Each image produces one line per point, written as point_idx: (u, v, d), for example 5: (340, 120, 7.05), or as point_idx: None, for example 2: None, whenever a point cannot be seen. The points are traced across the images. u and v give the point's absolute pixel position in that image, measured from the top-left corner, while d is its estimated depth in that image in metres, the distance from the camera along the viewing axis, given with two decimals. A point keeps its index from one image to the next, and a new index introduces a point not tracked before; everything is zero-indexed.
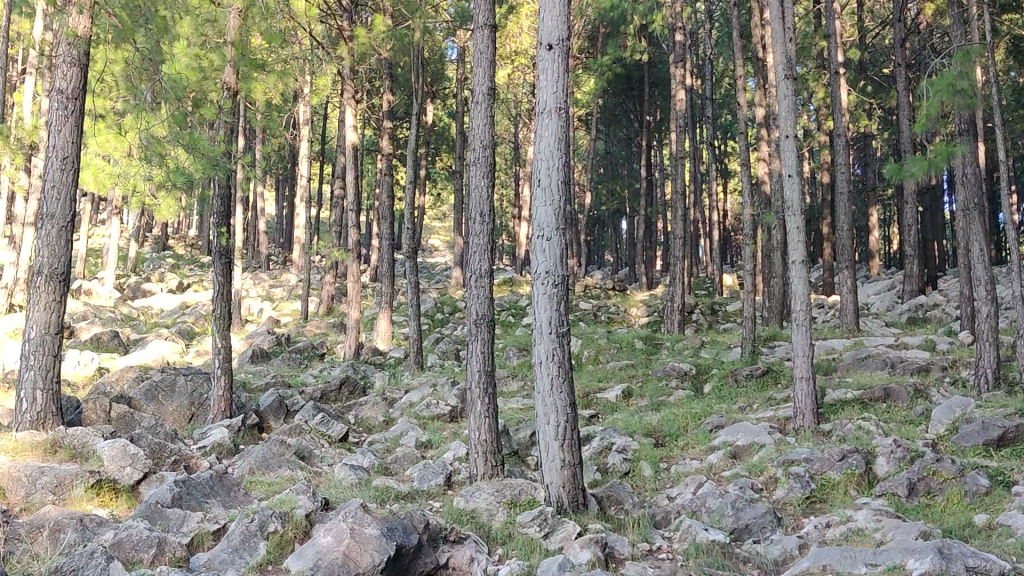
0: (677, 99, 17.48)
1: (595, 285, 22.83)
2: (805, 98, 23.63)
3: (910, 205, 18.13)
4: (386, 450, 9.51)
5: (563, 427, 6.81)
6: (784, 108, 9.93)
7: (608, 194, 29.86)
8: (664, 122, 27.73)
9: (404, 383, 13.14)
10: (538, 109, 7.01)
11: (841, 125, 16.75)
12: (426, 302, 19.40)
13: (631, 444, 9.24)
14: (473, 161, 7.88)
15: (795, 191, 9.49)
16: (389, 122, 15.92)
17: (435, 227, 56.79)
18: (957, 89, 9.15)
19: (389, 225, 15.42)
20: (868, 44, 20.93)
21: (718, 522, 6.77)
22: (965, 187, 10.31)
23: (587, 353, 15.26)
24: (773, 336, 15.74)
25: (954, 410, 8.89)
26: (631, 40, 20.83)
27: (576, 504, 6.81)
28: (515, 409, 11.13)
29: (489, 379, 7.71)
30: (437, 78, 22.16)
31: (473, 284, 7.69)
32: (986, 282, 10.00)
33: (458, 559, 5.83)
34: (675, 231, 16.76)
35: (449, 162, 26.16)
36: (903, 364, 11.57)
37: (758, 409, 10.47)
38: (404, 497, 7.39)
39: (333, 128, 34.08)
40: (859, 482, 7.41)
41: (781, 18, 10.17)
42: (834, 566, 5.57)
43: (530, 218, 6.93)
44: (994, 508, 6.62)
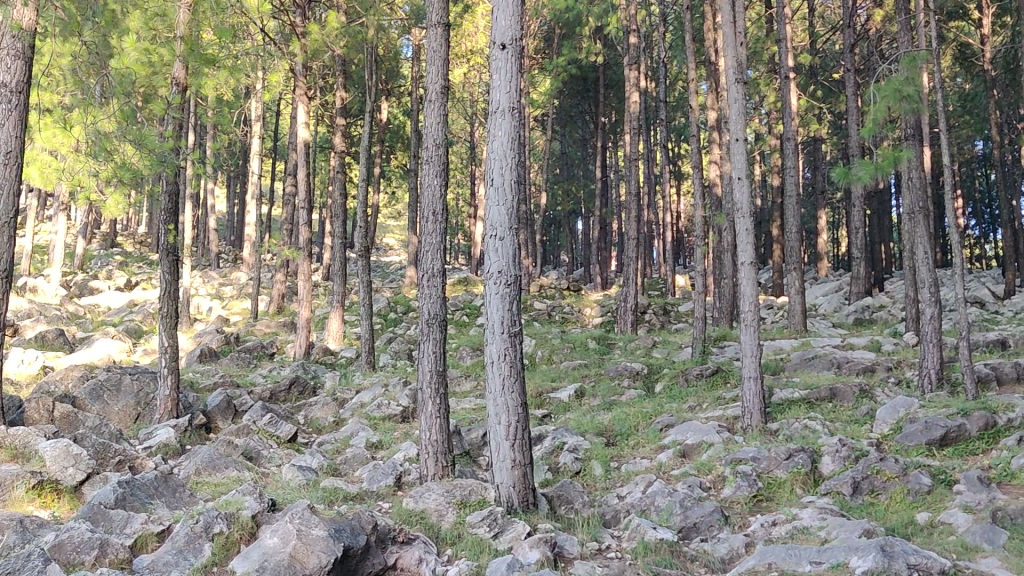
0: (631, 100, 17.56)
1: (550, 285, 22.91)
2: (756, 102, 23.88)
3: (858, 207, 18.39)
4: (335, 451, 9.43)
5: (515, 427, 6.81)
6: (736, 112, 10.02)
7: (563, 195, 29.95)
8: (619, 123, 27.88)
9: (355, 383, 13.05)
10: (491, 108, 7.00)
11: (792, 130, 16.91)
12: (379, 301, 19.29)
13: (582, 444, 9.25)
14: (425, 158, 7.80)
15: (745, 192, 9.56)
16: (342, 118, 15.68)
17: (390, 227, 56.43)
18: (903, 95, 9.33)
19: (341, 223, 15.21)
20: (819, 49, 21.22)
21: (667, 520, 6.82)
22: (910, 191, 10.47)
23: (540, 353, 15.28)
24: (723, 335, 15.92)
25: (897, 410, 9.07)
26: (586, 43, 20.92)
27: (526, 504, 6.82)
28: (467, 410, 11.09)
29: (441, 379, 7.66)
30: (391, 76, 22.04)
31: (425, 284, 7.65)
32: (930, 284, 10.16)
33: (406, 559, 5.79)
34: (629, 232, 16.82)
35: (404, 161, 25.98)
36: (849, 364, 11.77)
37: (707, 408, 10.58)
38: (353, 498, 7.33)
39: (286, 126, 33.74)
40: (805, 481, 7.51)
41: (732, 21, 10.26)
42: (779, 564, 5.63)
43: (484, 218, 6.91)
44: (936, 507, 6.74)
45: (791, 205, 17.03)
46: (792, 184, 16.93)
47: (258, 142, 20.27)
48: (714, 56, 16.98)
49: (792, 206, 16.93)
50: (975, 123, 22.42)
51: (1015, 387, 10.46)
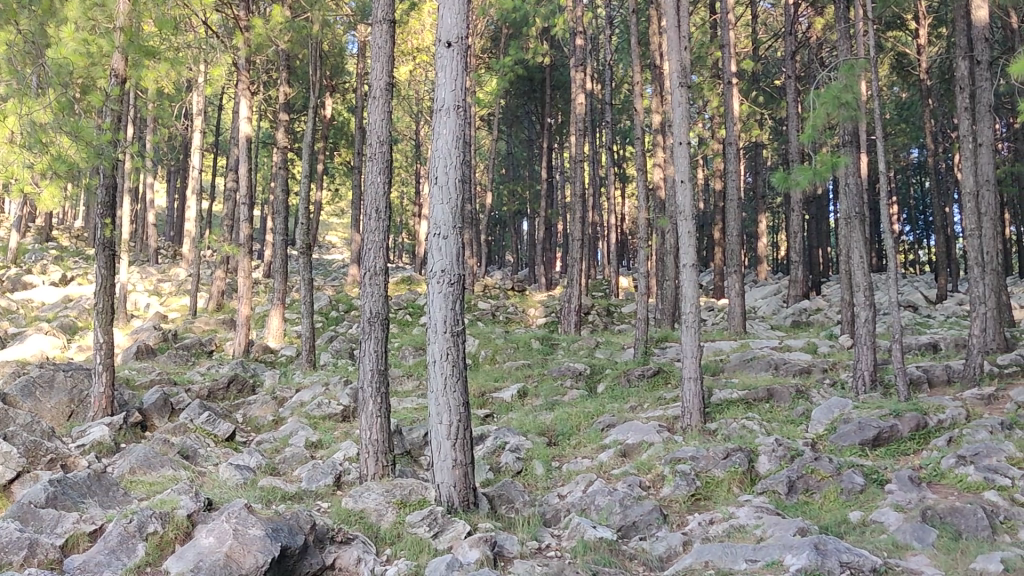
0: (577, 102, 17.60)
1: (494, 285, 22.91)
2: (700, 107, 24.14)
3: (797, 211, 18.70)
4: (274, 450, 9.31)
5: (456, 426, 6.80)
6: (679, 115, 10.12)
7: (508, 194, 29.97)
8: (565, 125, 27.98)
9: (295, 382, 12.91)
10: (437, 106, 6.97)
11: (734, 135, 17.12)
12: (321, 300, 19.09)
13: (524, 443, 9.26)
14: (369, 156, 7.74)
15: (687, 195, 9.68)
16: (285, 114, 15.47)
17: (333, 224, 55.94)
18: (841, 102, 9.52)
19: (282, 219, 15.00)
20: (761, 55, 21.52)
21: (607, 519, 6.88)
22: (847, 196, 10.69)
23: (484, 353, 15.27)
24: (665, 337, 16.07)
25: (832, 410, 9.25)
26: (533, 43, 20.97)
27: (466, 503, 6.82)
28: (409, 410, 11.05)
29: (383, 378, 7.62)
30: (336, 72, 21.83)
31: (367, 281, 7.61)
32: (865, 287, 10.37)
33: (344, 559, 5.74)
34: (573, 233, 16.89)
35: (348, 159, 25.74)
36: (786, 365, 11.98)
37: (648, 408, 10.68)
38: (291, 498, 7.26)
39: (228, 121, 33.24)
40: (742, 480, 7.63)
41: (676, 25, 10.37)
42: (715, 563, 5.70)
43: (427, 216, 6.89)
44: (868, 505, 6.88)
45: (732, 209, 17.26)
46: (733, 188, 17.13)
47: (199, 136, 19.92)
48: (659, 60, 17.10)
49: (734, 210, 17.17)
50: (910, 131, 22.96)
51: (945, 389, 10.74)
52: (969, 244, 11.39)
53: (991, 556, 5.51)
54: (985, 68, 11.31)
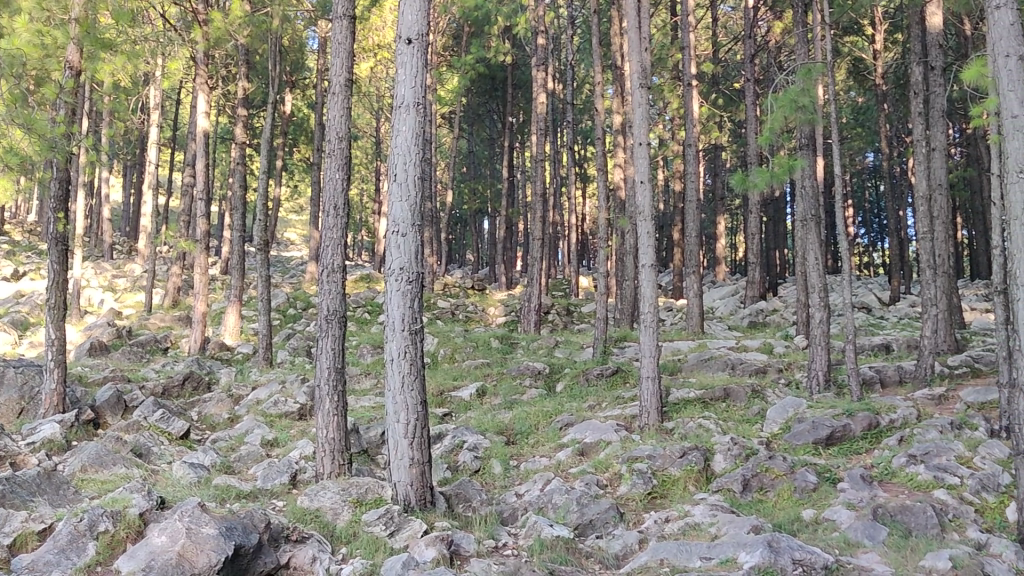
0: (538, 101, 17.61)
1: (454, 284, 22.88)
2: (660, 108, 24.28)
3: (755, 213, 18.88)
4: (229, 449, 9.20)
5: (414, 425, 6.77)
6: (640, 117, 10.18)
7: (469, 193, 29.93)
8: (526, 124, 28.00)
9: (251, 379, 12.80)
10: (396, 103, 6.95)
11: (693, 137, 17.24)
12: (278, 297, 18.91)
13: (482, 442, 9.26)
14: (328, 152, 7.70)
15: (646, 196, 9.73)
16: (243, 109, 15.29)
17: (292, 221, 55.44)
18: (799, 105, 9.64)
19: (240, 216, 14.83)
20: (721, 58, 21.71)
21: (564, 518, 6.90)
22: (803, 199, 10.82)
23: (443, 351, 15.24)
24: (623, 336, 16.15)
25: (787, 410, 9.36)
26: (495, 42, 20.97)
27: (423, 502, 6.80)
28: (366, 408, 10.99)
29: (340, 376, 7.57)
30: (296, 67, 21.64)
31: (325, 279, 7.56)
32: (820, 288, 10.51)
33: (299, 558, 5.69)
34: (533, 232, 16.91)
35: (308, 156, 25.53)
36: (743, 365, 12.10)
37: (606, 408, 10.73)
38: (246, 497, 7.19)
39: (186, 115, 32.84)
40: (698, 478, 7.69)
41: (637, 25, 10.42)
42: (670, 561, 5.75)
43: (386, 213, 6.85)
44: (821, 503, 6.98)
45: (692, 210, 17.38)
46: (692, 190, 17.25)
47: (155, 130, 19.65)
48: (620, 61, 17.16)
49: (693, 211, 17.29)
50: (866, 135, 23.29)
51: (897, 389, 10.91)
52: (922, 248, 11.58)
53: (939, 553, 5.61)
54: (938, 74, 11.52)
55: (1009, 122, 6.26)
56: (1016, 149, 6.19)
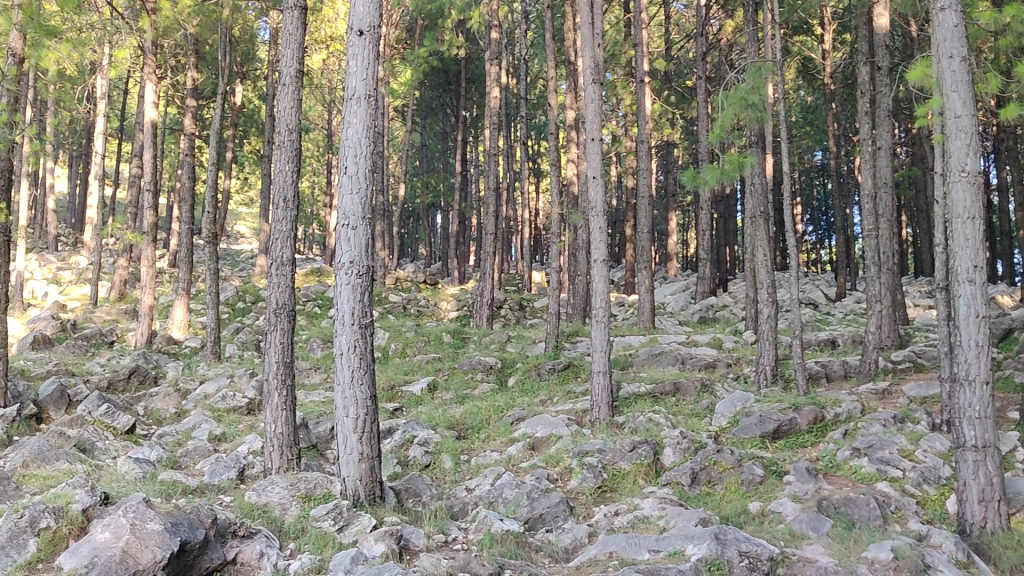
0: (491, 96, 17.59)
1: (406, 279, 22.80)
2: (613, 104, 24.39)
3: (706, 210, 19.06)
4: (176, 443, 9.08)
5: (363, 420, 6.74)
6: (592, 112, 10.22)
7: (422, 187, 29.83)
8: (480, 118, 27.96)
9: (199, 373, 12.64)
10: (347, 94, 6.90)
11: (646, 133, 17.34)
12: (227, 290, 18.68)
13: (433, 437, 9.24)
14: (277, 144, 7.62)
15: (599, 192, 9.78)
16: (192, 100, 15.05)
17: (242, 213, 54.72)
18: (749, 104, 9.75)
19: (189, 208, 14.60)
20: (673, 55, 21.87)
21: (514, 512, 6.92)
22: (752, 196, 10.96)
23: (394, 346, 15.18)
24: (575, 331, 16.22)
25: (735, 404, 9.47)
26: (449, 36, 20.90)
27: (372, 497, 6.78)
28: (316, 403, 10.92)
29: (288, 370, 7.50)
30: (247, 58, 21.36)
31: (274, 272, 7.49)
32: (769, 284, 10.64)
33: (246, 554, 5.63)
34: (486, 227, 16.90)
35: (258, 148, 25.23)
36: (692, 360, 12.22)
37: (558, 402, 10.78)
38: (192, 492, 7.10)
39: (133, 105, 32.29)
40: (647, 472, 7.76)
41: (591, 21, 10.46)
42: (619, 553, 5.79)
43: (335, 206, 6.81)
44: (767, 496, 7.08)
45: (644, 206, 17.49)
46: (645, 186, 17.37)
47: (102, 120, 19.28)
48: (573, 57, 17.22)
49: (645, 207, 17.40)
50: (814, 134, 23.62)
51: (842, 383, 11.10)
52: (867, 245, 11.78)
53: (882, 544, 5.73)
54: (885, 74, 11.73)
55: (952, 121, 6.41)
56: (959, 147, 6.34)
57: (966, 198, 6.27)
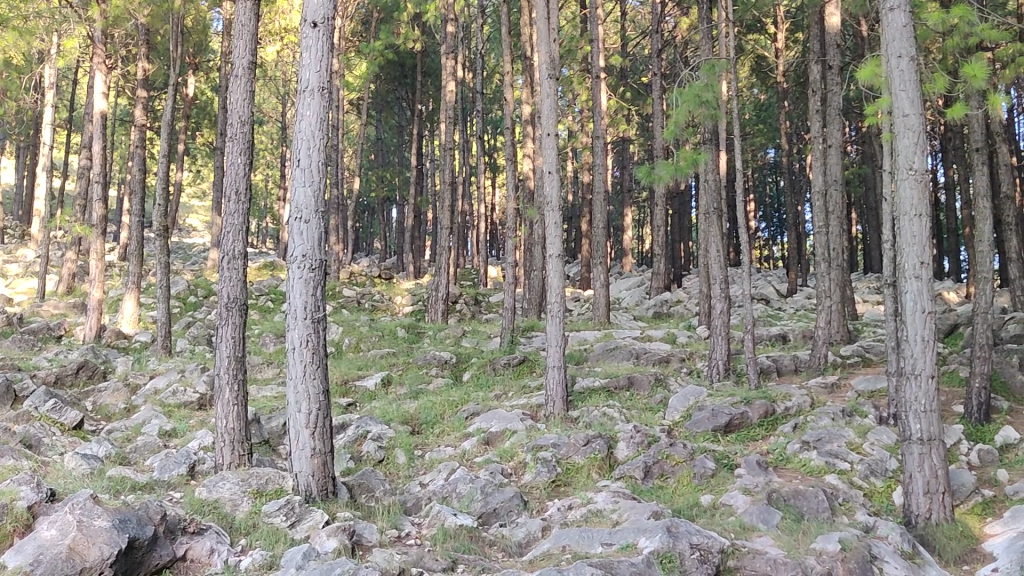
0: (448, 90, 17.55)
1: (361, 273, 22.69)
2: (570, 99, 24.44)
3: (661, 206, 19.18)
4: (125, 439, 8.94)
5: (316, 415, 6.71)
6: (548, 107, 10.23)
7: (377, 181, 29.65)
8: (436, 112, 27.87)
9: (149, 368, 12.47)
10: (300, 86, 6.84)
11: (601, 129, 17.40)
12: (178, 284, 18.44)
13: (386, 432, 9.20)
14: (228, 136, 7.54)
15: (554, 186, 9.80)
16: (143, 91, 14.78)
17: (194, 206, 54.00)
18: (702, 101, 9.83)
19: (140, 200, 14.38)
20: (629, 52, 21.95)
21: (468, 507, 6.93)
22: (706, 192, 11.05)
23: (348, 341, 15.08)
24: (530, 326, 16.23)
25: (689, 398, 9.56)
26: (404, 29, 20.81)
27: (325, 492, 6.74)
28: (268, 398, 10.83)
29: (240, 364, 7.43)
30: (200, 49, 21.07)
31: (225, 265, 7.41)
32: (722, 280, 10.75)
33: (196, 550, 5.58)
34: (441, 221, 16.84)
35: (211, 140, 24.92)
36: (646, 355, 12.30)
37: (512, 397, 10.80)
38: (141, 488, 7.00)
39: (83, 96, 31.72)
40: (601, 466, 7.81)
41: (546, 16, 10.47)
42: (572, 547, 5.82)
43: (287, 199, 6.75)
44: (718, 489, 7.16)
45: (599, 202, 17.55)
46: (600, 182, 17.45)
47: (49, 109, 18.90)
48: (529, 52, 17.21)
49: (600, 202, 17.46)
50: (767, 132, 23.87)
51: (793, 377, 11.25)
52: (817, 242, 11.93)
53: (829, 536, 5.83)
54: (836, 73, 11.88)
55: (900, 121, 6.52)
56: (906, 147, 6.45)
57: (913, 196, 6.38)
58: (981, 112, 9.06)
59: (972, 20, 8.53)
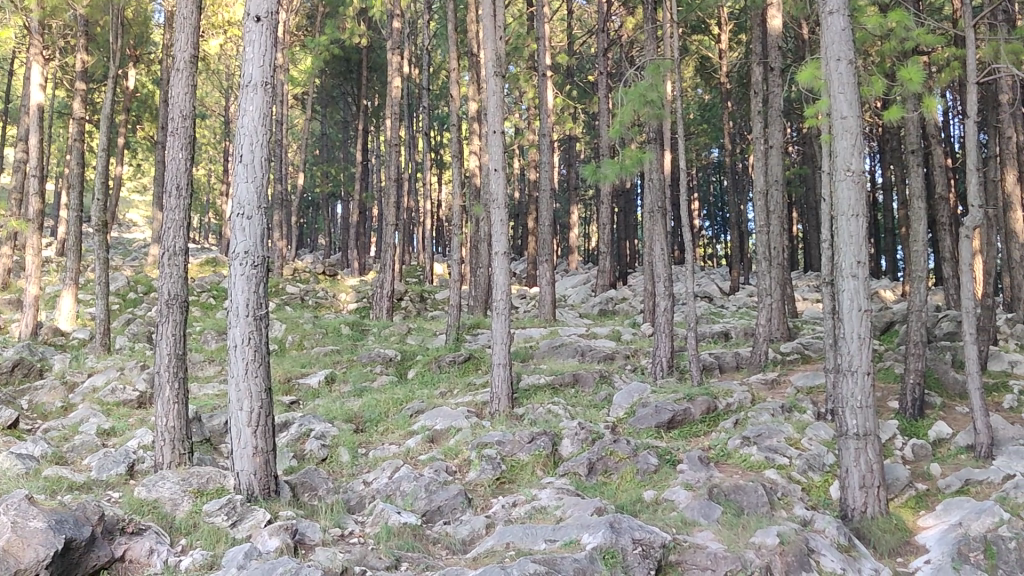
0: (394, 85, 17.46)
1: (305, 269, 22.51)
2: (516, 97, 24.48)
3: (606, 205, 19.32)
4: (61, 438, 8.77)
5: (257, 413, 6.65)
6: (494, 105, 10.23)
7: (322, 176, 29.41)
8: (382, 107, 27.72)
9: (87, 366, 12.23)
10: (243, 81, 6.77)
11: (547, 127, 17.45)
12: (117, 280, 18.11)
13: (330, 430, 9.16)
14: (170, 130, 7.42)
15: (499, 184, 9.81)
16: (82, 83, 14.44)
17: (134, 200, 53.01)
18: (647, 100, 9.93)
19: (78, 195, 14.09)
20: (575, 50, 22.05)
21: (412, 505, 6.93)
22: (650, 190, 11.14)
23: (291, 338, 14.96)
24: (476, 324, 16.27)
25: (632, 396, 9.66)
26: (350, 24, 20.66)
27: (267, 491, 6.69)
28: (210, 396, 10.71)
29: (181, 362, 7.33)
30: (141, 41, 20.68)
31: (166, 262, 7.30)
32: (666, 278, 10.86)
33: (135, 551, 5.50)
34: (386, 218, 16.77)
35: (152, 134, 24.52)
36: (591, 352, 12.40)
37: (457, 394, 10.81)
38: (78, 488, 6.87)
39: (19, 87, 30.98)
40: (545, 463, 7.87)
41: (493, 13, 10.48)
42: (516, 544, 5.85)
43: (230, 195, 6.68)
44: (660, 485, 7.25)
45: (545, 200, 17.63)
46: (546, 180, 17.52)
47: None
48: (475, 49, 17.19)
49: (546, 200, 17.54)
50: (711, 132, 24.17)
51: (734, 374, 11.42)
52: (759, 241, 12.11)
53: (767, 530, 5.94)
54: (777, 75, 12.07)
55: (839, 122, 6.66)
56: (845, 148, 6.59)
57: (851, 196, 6.51)
58: (916, 115, 9.27)
59: (908, 25, 8.73)
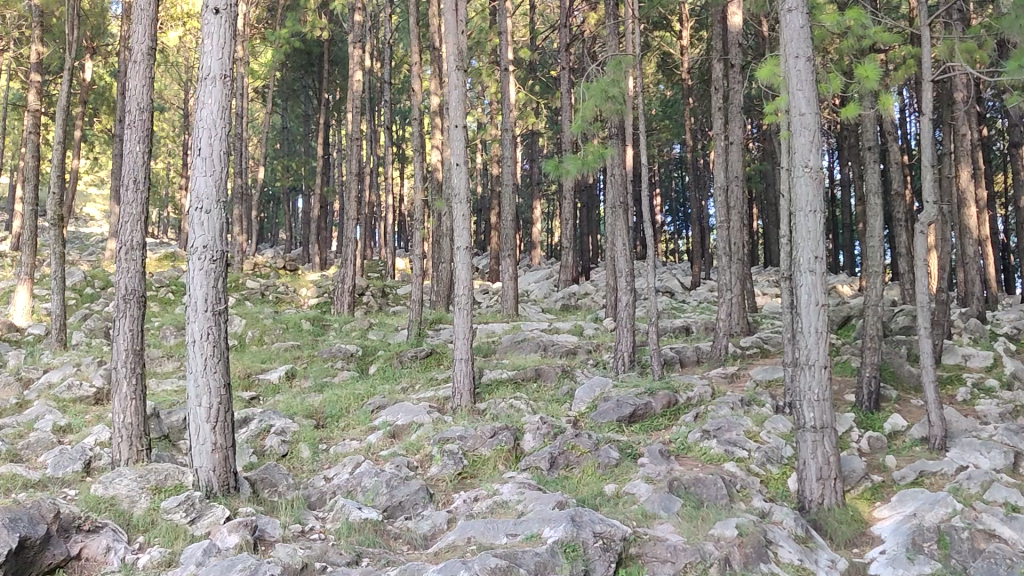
0: (355, 79, 17.34)
1: (265, 264, 22.32)
2: (478, 91, 24.43)
3: (568, 200, 19.37)
4: (17, 435, 8.64)
5: (216, 409, 6.59)
6: (456, 99, 10.20)
7: (283, 170, 29.16)
8: (344, 101, 27.53)
9: (43, 362, 12.05)
10: (201, 74, 6.69)
11: (510, 122, 17.42)
12: (73, 275, 17.84)
13: (290, 426, 9.11)
14: (127, 123, 7.32)
15: (461, 178, 9.80)
16: (38, 75, 14.17)
17: (90, 193, 52.14)
18: (608, 96, 9.97)
19: (33, 188, 13.86)
20: (538, 45, 22.05)
21: (373, 500, 6.92)
22: (612, 186, 11.19)
23: (251, 333, 14.85)
24: (438, 319, 16.25)
25: (593, 390, 9.71)
26: (311, 16, 20.47)
27: (226, 487, 6.64)
28: (168, 392, 10.60)
29: (138, 358, 7.24)
30: (98, 33, 20.35)
31: (123, 257, 7.21)
32: (627, 272, 10.91)
33: (91, 549, 5.44)
34: (348, 212, 16.68)
35: (109, 126, 24.16)
36: (553, 347, 12.44)
37: (418, 390, 10.80)
38: (33, 486, 6.77)
39: None
40: (507, 457, 7.90)
41: (456, 7, 10.45)
42: (477, 538, 5.87)
43: (188, 189, 6.62)
44: (621, 478, 7.31)
45: (507, 195, 17.63)
46: (508, 174, 17.52)
47: None
48: (437, 44, 17.13)
49: (509, 195, 17.56)
50: (672, 128, 24.28)
51: (695, 368, 11.52)
52: (719, 236, 12.22)
53: (726, 522, 6.00)
54: (737, 72, 12.16)
55: (797, 119, 6.74)
56: (802, 145, 6.67)
57: (808, 192, 6.59)
58: (873, 112, 9.39)
59: (865, 23, 8.83)
